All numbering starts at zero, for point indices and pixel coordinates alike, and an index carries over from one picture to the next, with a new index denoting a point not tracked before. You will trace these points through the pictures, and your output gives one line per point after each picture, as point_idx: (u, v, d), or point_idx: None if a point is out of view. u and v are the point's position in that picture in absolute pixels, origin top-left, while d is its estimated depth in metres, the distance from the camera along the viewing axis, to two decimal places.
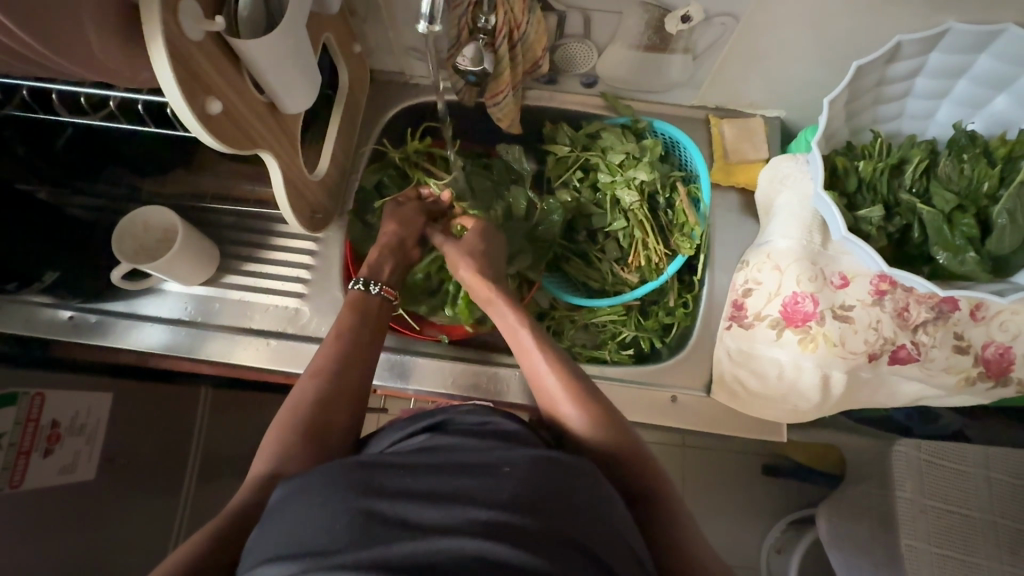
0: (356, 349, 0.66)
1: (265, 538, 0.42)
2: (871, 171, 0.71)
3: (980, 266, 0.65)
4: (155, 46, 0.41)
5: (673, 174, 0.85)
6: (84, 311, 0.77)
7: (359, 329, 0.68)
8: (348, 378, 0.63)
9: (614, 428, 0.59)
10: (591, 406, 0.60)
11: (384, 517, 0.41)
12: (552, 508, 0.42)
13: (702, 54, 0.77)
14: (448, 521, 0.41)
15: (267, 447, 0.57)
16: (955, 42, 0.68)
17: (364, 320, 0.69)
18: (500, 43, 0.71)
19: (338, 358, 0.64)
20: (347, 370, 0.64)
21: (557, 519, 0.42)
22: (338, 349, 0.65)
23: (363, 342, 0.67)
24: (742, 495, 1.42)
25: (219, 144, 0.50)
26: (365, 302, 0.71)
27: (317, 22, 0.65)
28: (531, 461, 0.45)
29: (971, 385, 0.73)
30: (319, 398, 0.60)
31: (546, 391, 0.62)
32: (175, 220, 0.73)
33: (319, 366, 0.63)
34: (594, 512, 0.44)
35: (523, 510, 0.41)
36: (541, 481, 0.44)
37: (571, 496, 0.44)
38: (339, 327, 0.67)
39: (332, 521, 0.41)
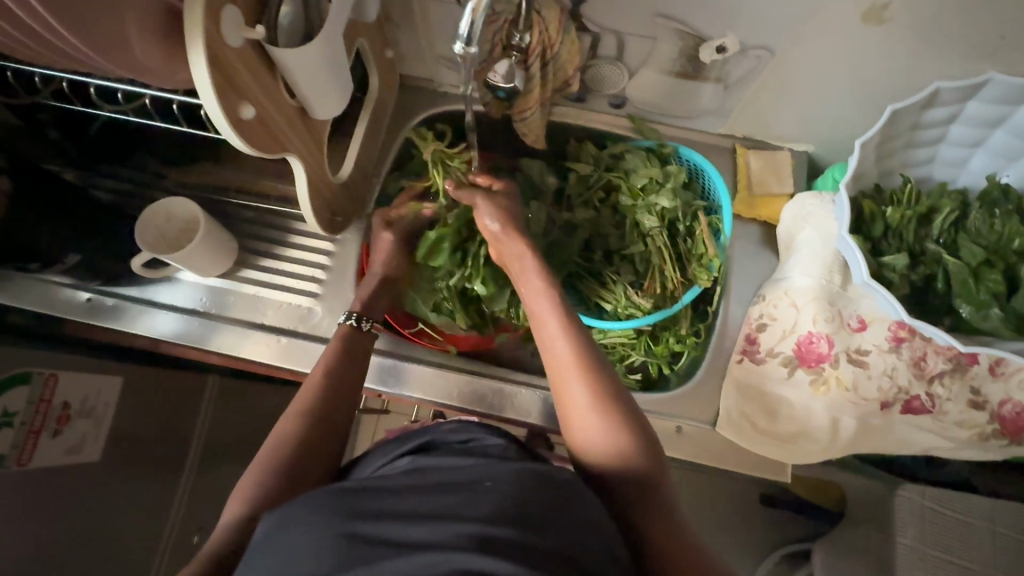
0: (335, 381, 0.66)
1: (255, 571, 0.42)
2: (899, 217, 0.69)
3: (1004, 322, 0.64)
4: (195, 50, 0.42)
5: (696, 204, 0.83)
6: (101, 294, 0.78)
7: (340, 362, 0.68)
8: (326, 411, 0.63)
9: (619, 408, 0.58)
10: (598, 384, 0.59)
11: (371, 538, 0.41)
12: (539, 520, 0.42)
13: (734, 84, 0.77)
14: (435, 538, 0.40)
15: (245, 486, 0.57)
16: (995, 92, 0.67)
17: (347, 354, 0.70)
18: (533, 61, 0.71)
19: (316, 390, 0.64)
20: (327, 406, 0.63)
21: (545, 530, 0.41)
22: (315, 382, 0.65)
23: (344, 377, 0.67)
24: (739, 524, 1.41)
25: (248, 148, 0.50)
26: (353, 337, 0.72)
27: (354, 28, 0.66)
28: (514, 475, 0.45)
29: (984, 442, 0.72)
30: (298, 433, 0.60)
31: (558, 364, 0.61)
32: (198, 212, 0.74)
33: (297, 403, 0.63)
34: (581, 523, 0.43)
35: (510, 522, 0.41)
36: (526, 493, 0.43)
37: (562, 510, 0.43)
38: (321, 360, 0.68)
39: (319, 546, 0.40)
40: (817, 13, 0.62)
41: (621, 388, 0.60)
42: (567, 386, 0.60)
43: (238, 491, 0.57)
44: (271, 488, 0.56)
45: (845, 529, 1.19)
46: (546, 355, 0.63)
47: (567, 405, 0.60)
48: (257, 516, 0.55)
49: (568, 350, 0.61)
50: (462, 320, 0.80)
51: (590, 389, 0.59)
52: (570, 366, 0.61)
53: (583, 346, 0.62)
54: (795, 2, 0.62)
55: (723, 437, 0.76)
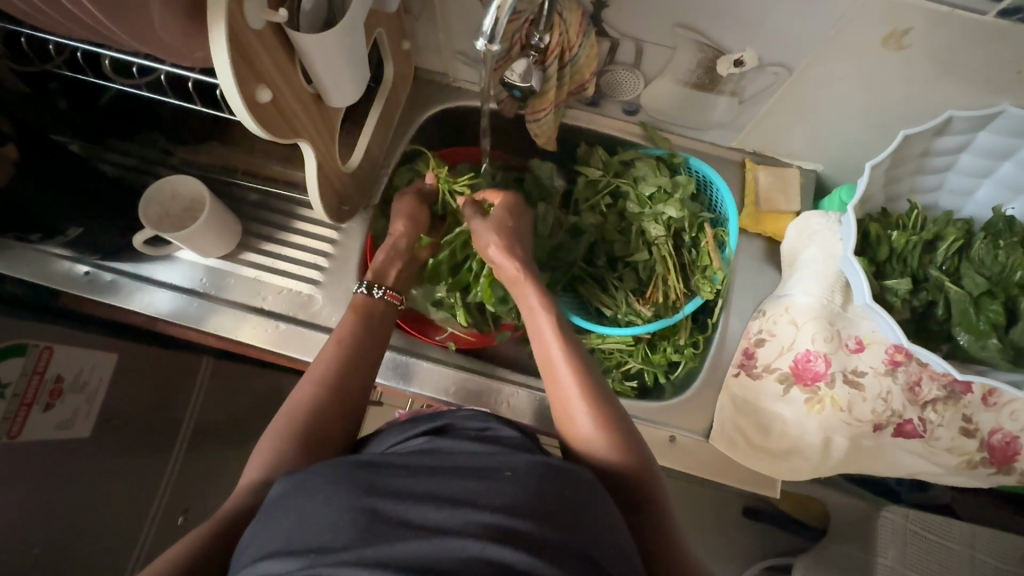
0: (359, 355, 0.67)
1: (267, 534, 0.43)
2: (904, 242, 0.70)
3: (1001, 353, 0.65)
4: (216, 30, 0.41)
5: (703, 215, 0.83)
6: (99, 268, 0.78)
7: (358, 334, 0.68)
8: (346, 384, 0.64)
9: (628, 440, 0.59)
10: (604, 415, 0.59)
11: (388, 516, 0.42)
12: (553, 514, 0.43)
13: (749, 100, 0.77)
14: (451, 522, 0.41)
15: (259, 452, 0.59)
16: (1005, 125, 0.68)
17: (364, 325, 0.70)
18: (551, 63, 0.71)
19: (336, 365, 0.64)
20: (343, 376, 0.64)
21: (559, 525, 0.42)
22: (340, 354, 0.65)
23: (361, 348, 0.67)
24: (722, 537, 1.42)
25: (262, 132, 0.50)
26: (368, 306, 0.72)
27: (374, 18, 0.65)
28: (533, 467, 0.46)
29: (972, 469, 0.73)
30: (313, 402, 0.61)
31: (563, 395, 0.61)
32: (203, 191, 0.74)
33: (319, 373, 0.64)
34: (594, 520, 0.44)
35: (526, 515, 0.42)
36: (543, 487, 0.44)
37: (578, 506, 0.44)
38: (339, 329, 0.68)
39: (336, 519, 0.41)
40: (836, 35, 0.63)
41: (628, 419, 0.61)
42: (575, 418, 0.60)
43: (255, 451, 0.59)
44: (266, 473, 0.56)
45: (828, 547, 1.20)
46: (548, 380, 0.63)
47: (571, 431, 0.60)
48: (250, 502, 0.54)
49: (571, 373, 0.62)
50: (463, 317, 0.79)
51: (596, 418, 0.59)
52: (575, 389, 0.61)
53: (588, 377, 0.62)
54: (817, 23, 0.62)
55: (716, 448, 0.77)
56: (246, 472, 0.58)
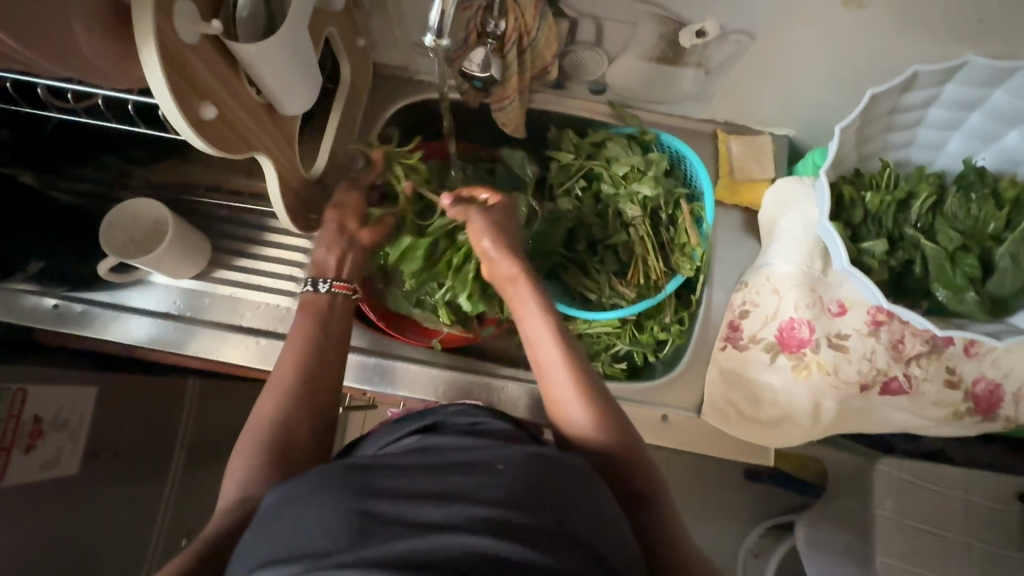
0: (317, 355, 0.65)
1: (264, 543, 0.42)
2: (878, 203, 0.68)
3: (979, 306, 0.64)
4: (147, 49, 0.39)
5: (678, 191, 0.82)
6: (69, 299, 0.77)
7: (314, 334, 0.67)
8: (309, 386, 0.63)
9: (607, 409, 0.60)
10: (584, 380, 0.60)
11: (382, 517, 0.41)
12: (548, 504, 0.43)
13: (715, 69, 0.75)
14: (444, 518, 0.41)
15: (236, 472, 0.58)
16: (971, 75, 0.67)
17: (322, 324, 0.68)
18: (509, 50, 0.68)
19: (296, 370, 0.63)
20: (305, 382, 0.63)
21: (554, 514, 0.42)
22: (298, 358, 0.64)
23: (320, 350, 0.66)
24: (721, 499, 1.46)
25: (212, 150, 0.48)
26: (318, 302, 0.70)
27: (322, 17, 0.63)
28: (525, 458, 0.46)
29: (959, 419, 0.74)
30: (278, 413, 0.60)
31: (542, 356, 0.62)
32: (166, 211, 0.71)
33: (278, 381, 0.63)
34: (588, 506, 0.44)
35: (520, 508, 0.42)
36: (536, 478, 0.44)
37: (572, 495, 0.44)
38: (296, 332, 0.66)
39: (330, 522, 0.41)
40: None
41: (610, 397, 0.61)
42: (555, 376, 0.61)
43: (230, 471, 0.58)
44: (255, 494, 0.55)
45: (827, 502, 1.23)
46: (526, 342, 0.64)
47: (546, 382, 0.62)
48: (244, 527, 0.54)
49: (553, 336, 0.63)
50: (445, 315, 0.78)
51: (574, 380, 0.60)
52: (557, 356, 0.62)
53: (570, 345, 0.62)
54: None
55: (708, 423, 0.77)
56: (226, 494, 0.56)
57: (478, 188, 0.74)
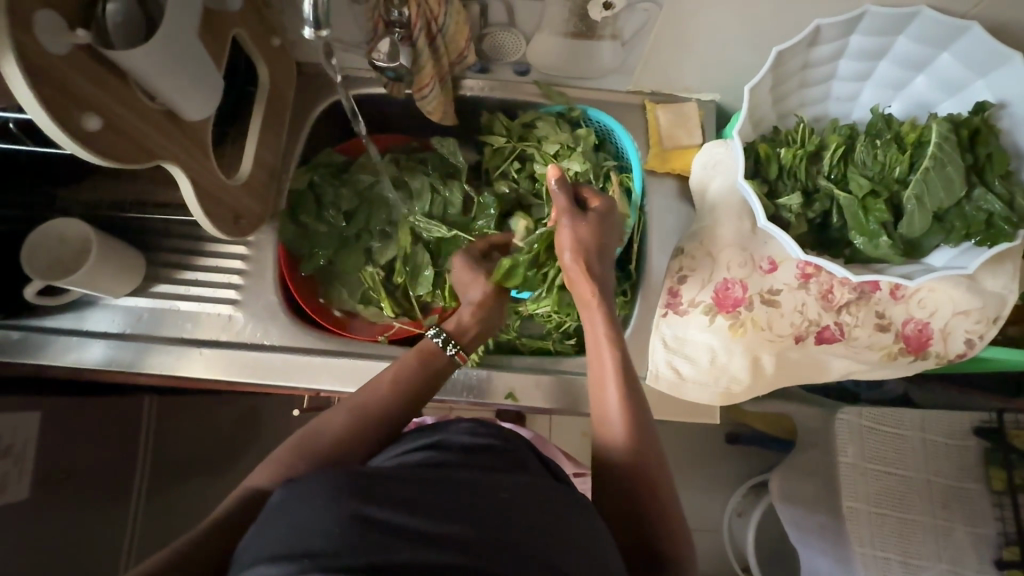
0: (408, 404, 0.63)
1: (261, 539, 0.37)
2: (792, 157, 0.69)
3: (893, 249, 0.66)
4: (7, 63, 0.39)
5: (606, 164, 0.84)
6: (6, 328, 0.75)
7: (414, 383, 0.64)
8: (387, 428, 0.60)
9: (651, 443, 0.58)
10: (634, 414, 0.58)
11: (384, 525, 0.36)
12: (547, 537, 0.39)
13: (630, 40, 0.76)
14: (444, 536, 0.36)
15: (272, 462, 0.55)
16: (873, 25, 0.69)
17: (424, 377, 0.66)
18: (417, 36, 0.69)
19: (384, 406, 0.61)
20: (386, 421, 0.60)
21: (558, 552, 0.38)
22: (393, 397, 0.62)
23: (412, 401, 0.63)
24: (698, 463, 1.50)
25: (107, 162, 0.48)
26: (433, 358, 0.68)
27: (224, 19, 0.62)
28: (533, 488, 0.41)
29: (893, 361, 0.76)
30: (344, 431, 0.58)
31: (605, 380, 0.61)
32: (87, 229, 0.70)
33: (363, 402, 0.61)
34: (586, 541, 0.41)
35: (524, 539, 0.38)
36: (541, 511, 0.40)
37: (571, 531, 0.40)
38: (396, 370, 0.64)
39: (330, 525, 0.36)
40: None
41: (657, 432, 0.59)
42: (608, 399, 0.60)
43: (268, 460, 0.56)
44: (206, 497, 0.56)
45: None
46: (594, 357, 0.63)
47: (602, 401, 0.60)
48: None
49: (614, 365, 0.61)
50: (390, 308, 0.82)
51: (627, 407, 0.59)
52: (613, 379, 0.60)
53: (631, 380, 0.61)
54: None
55: (656, 389, 0.79)
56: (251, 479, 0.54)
57: (584, 186, 0.70)
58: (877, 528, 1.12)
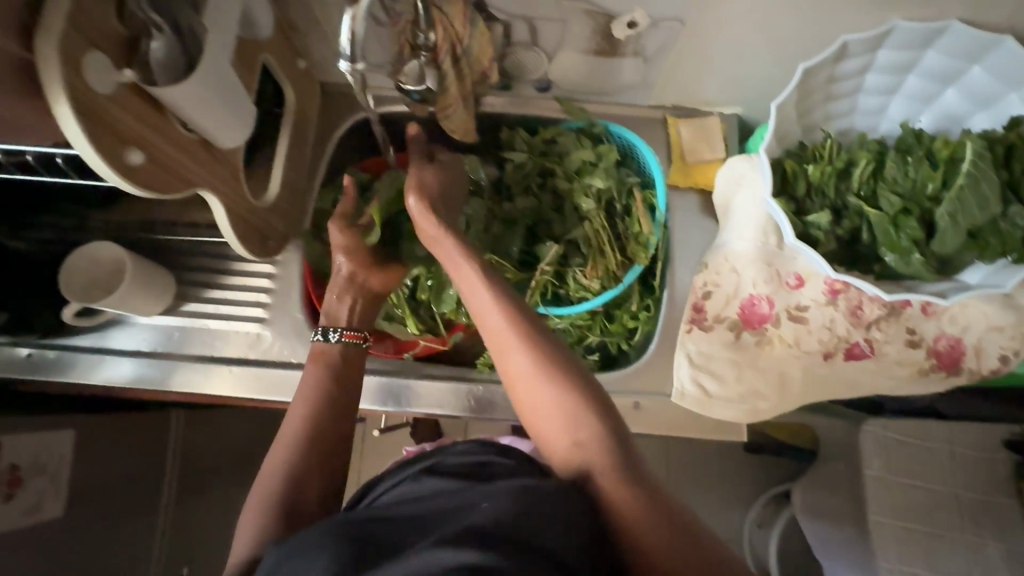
0: (331, 409, 0.64)
1: None
2: (820, 174, 0.69)
3: (925, 266, 0.66)
4: (60, 105, 0.40)
5: (630, 180, 0.84)
6: (42, 348, 0.78)
7: (328, 386, 0.66)
8: (324, 444, 0.62)
9: (590, 419, 0.53)
10: (559, 394, 0.54)
11: (371, 555, 0.39)
12: (522, 516, 0.40)
13: (653, 57, 0.76)
14: (421, 547, 0.39)
15: (245, 530, 0.55)
16: (901, 39, 0.68)
17: (333, 375, 0.67)
18: (443, 59, 0.68)
19: (307, 423, 0.62)
20: (315, 437, 0.62)
21: (529, 524, 0.40)
22: (310, 409, 0.63)
23: (333, 402, 0.65)
24: (717, 472, 1.49)
25: (147, 194, 0.49)
26: (327, 354, 0.70)
27: (254, 46, 0.64)
28: (500, 487, 0.43)
29: (924, 376, 0.75)
30: (288, 468, 0.59)
31: (514, 374, 0.56)
32: (122, 251, 0.72)
33: (292, 434, 0.61)
34: (555, 512, 0.42)
35: (494, 524, 0.39)
36: (512, 497, 0.42)
37: (543, 504, 0.42)
38: (307, 384, 0.66)
39: (320, 561, 0.39)
40: None
41: (598, 402, 0.55)
42: (528, 388, 0.55)
43: (241, 530, 0.56)
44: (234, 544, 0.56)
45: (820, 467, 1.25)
46: (499, 354, 0.57)
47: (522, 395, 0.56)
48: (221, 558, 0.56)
49: (518, 350, 0.56)
50: (414, 325, 0.83)
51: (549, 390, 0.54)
52: (526, 367, 0.55)
53: (550, 357, 0.56)
54: None
55: (681, 406, 0.78)
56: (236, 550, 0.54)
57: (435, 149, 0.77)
58: (905, 545, 1.06)
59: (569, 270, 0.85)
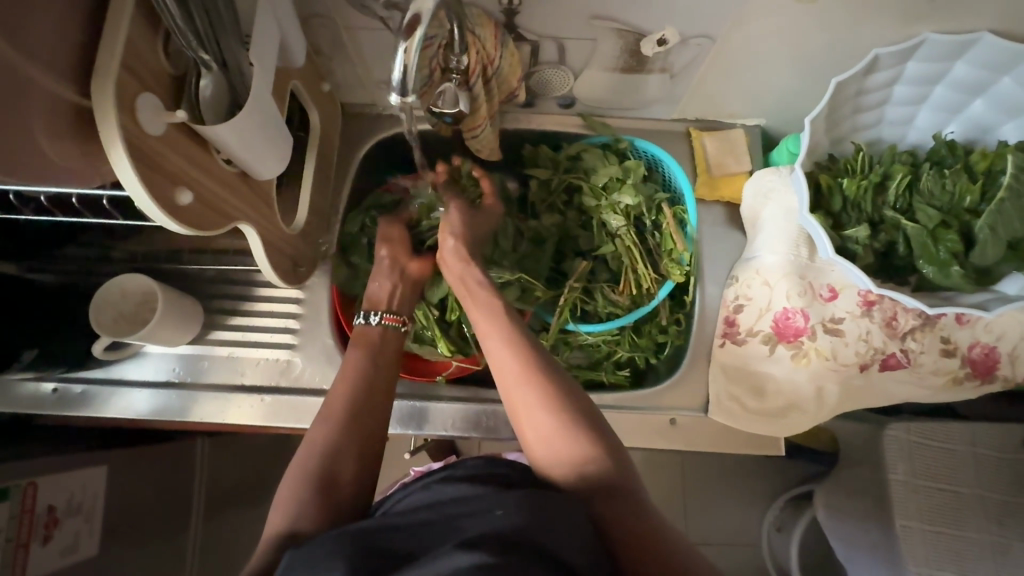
0: (371, 386, 0.65)
1: None
2: (856, 189, 0.69)
3: (964, 279, 0.66)
4: (114, 149, 0.39)
5: (658, 196, 0.83)
6: (68, 381, 0.76)
7: (368, 366, 0.67)
8: (365, 418, 0.62)
9: (595, 444, 0.56)
10: (564, 424, 0.56)
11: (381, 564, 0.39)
12: (532, 524, 0.41)
13: (680, 73, 0.76)
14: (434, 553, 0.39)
15: (282, 501, 0.55)
16: (931, 52, 0.68)
17: (375, 357, 0.68)
18: (475, 82, 0.68)
19: (350, 397, 0.63)
20: (358, 413, 0.62)
21: (540, 531, 0.41)
22: (350, 387, 0.64)
23: (372, 380, 0.65)
24: (736, 478, 1.49)
25: (191, 231, 0.48)
26: (366, 335, 0.71)
27: (285, 73, 0.63)
28: (514, 495, 0.44)
29: (959, 385, 0.75)
30: (330, 441, 0.59)
31: (520, 406, 0.58)
32: (151, 282, 0.71)
33: (332, 408, 0.62)
34: (568, 522, 0.43)
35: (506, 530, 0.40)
36: (525, 506, 0.43)
37: (553, 513, 0.43)
38: (348, 365, 0.66)
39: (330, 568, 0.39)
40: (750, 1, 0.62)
41: (600, 428, 0.57)
42: (531, 420, 0.57)
43: (276, 501, 0.56)
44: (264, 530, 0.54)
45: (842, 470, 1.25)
46: (504, 387, 0.60)
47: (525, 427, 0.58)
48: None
49: (523, 383, 0.59)
50: (445, 346, 0.81)
51: (554, 421, 0.56)
52: (532, 401, 0.58)
53: (554, 387, 0.59)
54: None
55: (717, 421, 0.77)
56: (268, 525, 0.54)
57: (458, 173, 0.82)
58: (933, 548, 1.05)
59: (597, 284, 0.85)
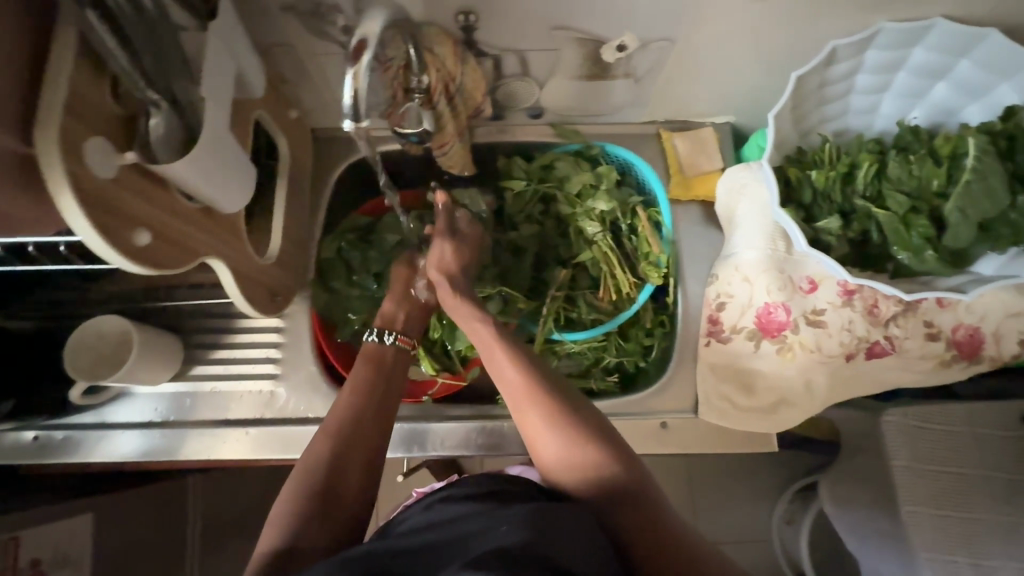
0: (376, 402, 0.64)
1: None
2: (824, 180, 0.70)
3: (939, 262, 0.66)
4: (63, 195, 0.39)
5: (632, 199, 0.84)
6: (49, 429, 0.75)
7: (373, 381, 0.65)
8: (366, 434, 0.61)
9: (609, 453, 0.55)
10: (574, 435, 0.56)
11: None
12: (537, 538, 0.39)
13: (644, 77, 0.76)
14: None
15: (278, 518, 0.54)
16: (889, 40, 0.69)
17: (379, 371, 0.67)
18: (439, 100, 0.68)
19: (353, 411, 0.61)
20: (359, 428, 0.61)
21: (546, 545, 0.39)
22: (353, 401, 0.63)
23: (375, 395, 0.64)
24: (740, 474, 1.47)
25: (153, 270, 0.48)
26: (377, 351, 0.70)
27: (247, 105, 0.63)
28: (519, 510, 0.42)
29: (947, 367, 0.75)
30: (330, 456, 0.58)
31: (527, 423, 0.58)
32: (127, 324, 0.71)
33: (333, 424, 0.60)
34: (574, 535, 0.41)
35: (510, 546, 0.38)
36: (530, 521, 0.41)
37: (559, 525, 0.41)
38: (353, 379, 0.65)
39: None
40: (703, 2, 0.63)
41: (610, 434, 0.57)
42: (541, 436, 0.57)
43: (271, 519, 0.54)
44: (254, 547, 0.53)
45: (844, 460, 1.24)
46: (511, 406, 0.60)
47: (536, 443, 0.57)
48: None
49: (527, 398, 0.58)
50: (429, 364, 0.82)
51: (563, 435, 0.56)
52: (538, 415, 0.57)
53: (559, 400, 0.58)
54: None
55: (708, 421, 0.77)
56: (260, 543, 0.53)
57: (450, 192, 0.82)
58: (942, 534, 1.03)
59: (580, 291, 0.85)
